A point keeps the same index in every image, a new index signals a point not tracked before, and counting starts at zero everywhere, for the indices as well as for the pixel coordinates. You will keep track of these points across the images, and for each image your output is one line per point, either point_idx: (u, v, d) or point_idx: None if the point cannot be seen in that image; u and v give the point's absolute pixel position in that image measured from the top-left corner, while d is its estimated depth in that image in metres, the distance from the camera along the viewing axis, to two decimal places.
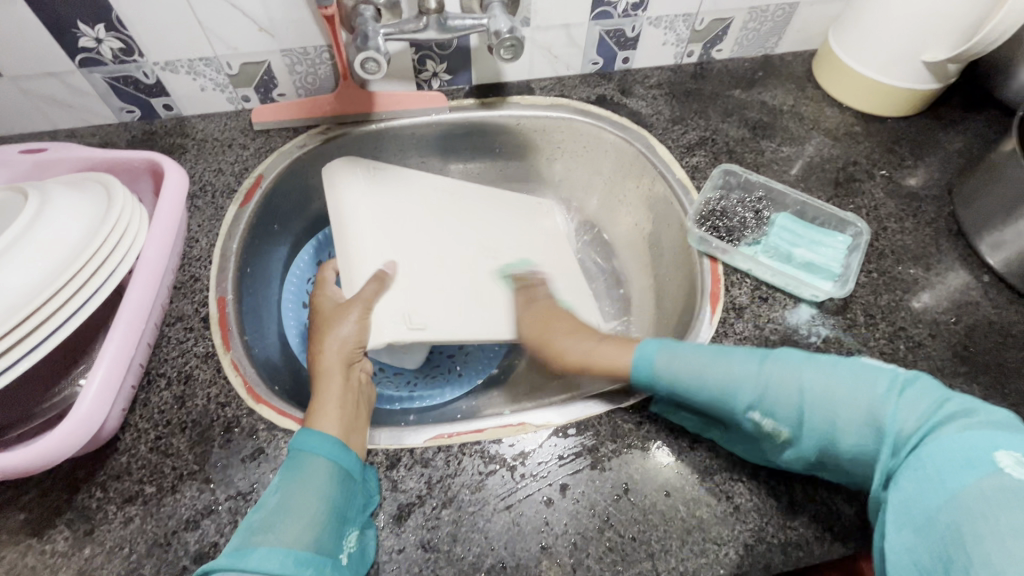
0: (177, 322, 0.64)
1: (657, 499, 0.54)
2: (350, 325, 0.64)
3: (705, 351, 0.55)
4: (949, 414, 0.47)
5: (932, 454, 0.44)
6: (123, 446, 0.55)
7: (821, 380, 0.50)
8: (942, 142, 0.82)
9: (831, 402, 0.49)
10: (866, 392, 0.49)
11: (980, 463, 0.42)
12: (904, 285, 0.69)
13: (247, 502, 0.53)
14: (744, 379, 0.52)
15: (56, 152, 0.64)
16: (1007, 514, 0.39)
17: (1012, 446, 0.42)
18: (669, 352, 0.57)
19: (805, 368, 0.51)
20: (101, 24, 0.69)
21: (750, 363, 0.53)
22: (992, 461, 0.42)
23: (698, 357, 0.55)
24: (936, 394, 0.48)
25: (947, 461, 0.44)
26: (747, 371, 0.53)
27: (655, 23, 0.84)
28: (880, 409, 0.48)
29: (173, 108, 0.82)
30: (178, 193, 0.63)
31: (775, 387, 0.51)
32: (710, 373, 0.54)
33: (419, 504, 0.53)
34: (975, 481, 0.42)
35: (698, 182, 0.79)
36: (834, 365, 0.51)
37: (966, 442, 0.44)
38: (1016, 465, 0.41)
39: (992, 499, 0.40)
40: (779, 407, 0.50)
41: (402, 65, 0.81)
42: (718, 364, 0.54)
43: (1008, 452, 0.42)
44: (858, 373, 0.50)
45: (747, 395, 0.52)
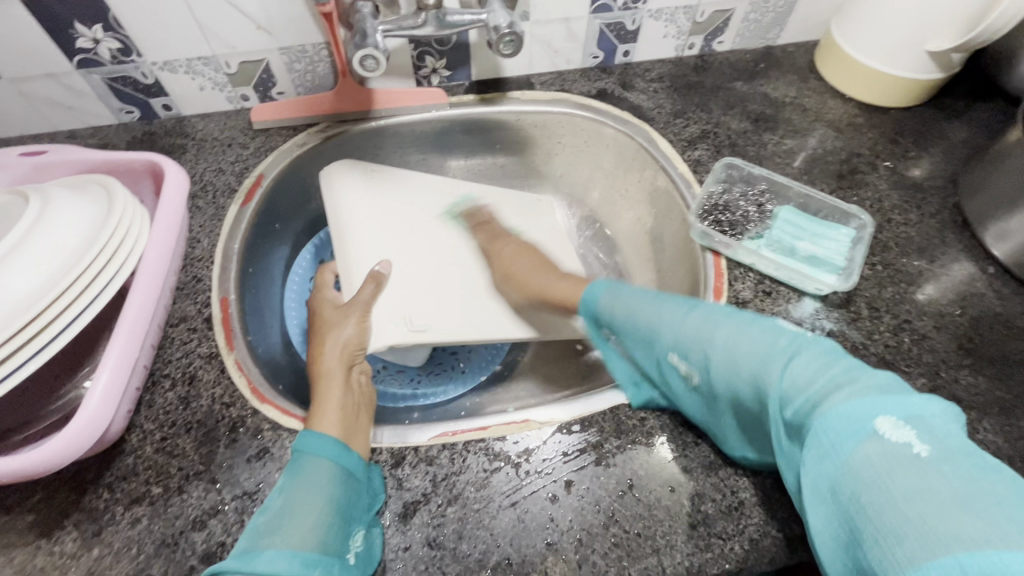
0: (180, 323, 0.64)
1: (662, 495, 0.54)
2: (350, 328, 0.64)
3: (643, 295, 0.58)
4: (834, 376, 0.45)
5: (826, 428, 0.42)
6: (128, 447, 0.56)
7: (729, 335, 0.50)
8: (946, 132, 0.82)
9: (734, 355, 0.50)
10: (764, 348, 0.48)
11: (866, 429, 0.41)
12: (908, 277, 0.69)
13: (253, 502, 0.53)
14: (669, 325, 0.54)
15: (56, 154, 0.64)
16: (899, 479, 0.38)
17: (893, 409, 0.41)
18: (615, 293, 0.60)
19: (719, 324, 0.52)
20: (99, 25, 0.69)
21: (676, 310, 0.55)
22: (874, 425, 0.41)
23: (632, 298, 0.58)
24: (826, 355, 0.47)
25: (840, 426, 0.42)
26: (671, 318, 0.55)
27: (655, 15, 0.83)
28: (774, 369, 0.47)
29: (172, 108, 0.81)
30: (178, 194, 0.63)
31: (692, 336, 0.53)
32: (642, 316, 0.57)
33: (425, 502, 0.54)
34: (862, 448, 0.40)
35: (700, 176, 0.79)
36: (749, 323, 0.51)
37: (857, 407, 0.42)
38: (895, 429, 0.40)
39: (882, 463, 0.39)
40: (692, 352, 0.52)
41: (401, 62, 0.81)
42: (648, 308, 0.56)
43: (888, 417, 0.41)
44: (763, 330, 0.50)
45: (667, 341, 0.54)
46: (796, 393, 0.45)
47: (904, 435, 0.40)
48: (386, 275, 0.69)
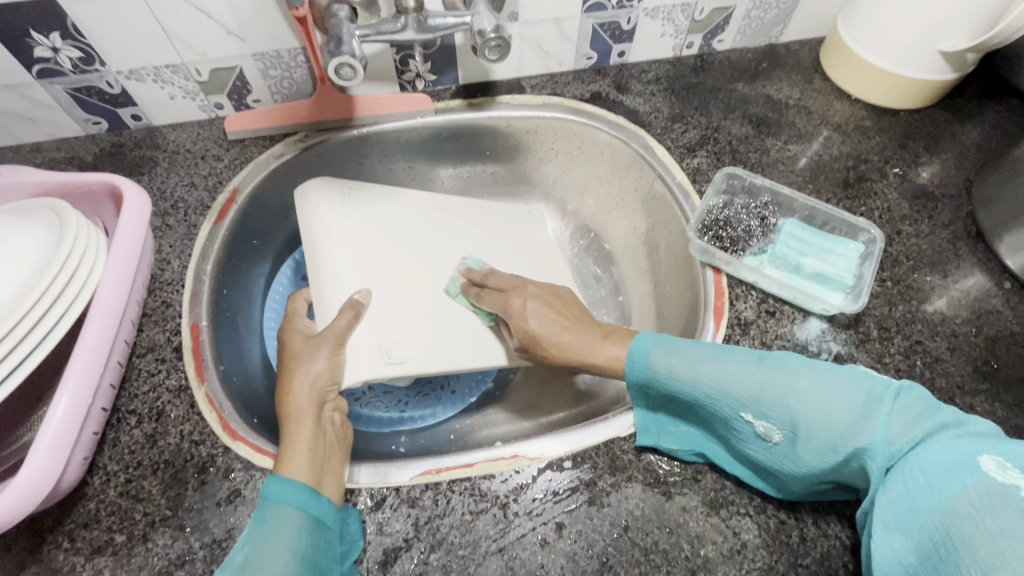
0: (148, 353, 0.60)
1: (659, 538, 0.51)
2: (321, 363, 0.60)
3: (703, 348, 0.52)
4: (935, 424, 0.42)
5: (924, 462, 0.40)
6: (90, 491, 0.52)
7: (812, 388, 0.46)
8: (959, 135, 0.78)
9: (820, 410, 0.45)
10: (859, 398, 0.45)
11: (969, 468, 0.38)
12: (919, 293, 0.65)
13: (223, 550, 0.50)
14: (738, 382, 0.49)
15: (10, 176, 0.60)
16: (997, 517, 0.34)
17: (1002, 452, 0.38)
18: (667, 347, 0.53)
19: (797, 377, 0.47)
20: (56, 32, 0.64)
21: (742, 362, 0.50)
22: (978, 466, 0.38)
23: (690, 353, 0.52)
24: (921, 403, 0.44)
25: (936, 467, 0.39)
26: (740, 373, 0.49)
27: (651, 14, 0.78)
28: (864, 423, 0.44)
29: (142, 119, 0.77)
30: (139, 221, 0.58)
31: (767, 392, 0.48)
32: (705, 373, 0.50)
33: (406, 548, 0.50)
34: (966, 487, 0.37)
35: (700, 186, 0.74)
36: (831, 373, 0.47)
37: (956, 449, 0.39)
38: (1003, 471, 0.37)
39: (980, 503, 0.36)
40: (772, 410, 0.47)
41: (382, 67, 0.76)
42: (712, 362, 0.50)
43: (992, 457, 0.38)
44: (849, 380, 0.46)
45: (737, 396, 0.49)
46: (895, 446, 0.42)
47: (1010, 475, 0.36)
48: (366, 304, 0.66)
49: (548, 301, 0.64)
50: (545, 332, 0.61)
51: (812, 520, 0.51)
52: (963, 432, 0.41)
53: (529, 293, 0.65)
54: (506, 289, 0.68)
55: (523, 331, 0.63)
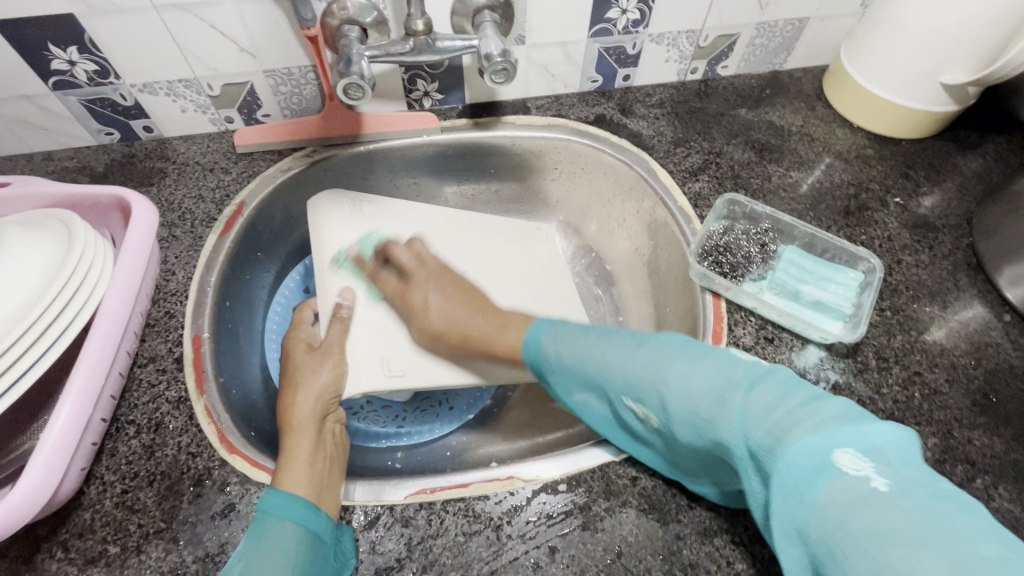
0: (149, 363, 0.61)
1: (652, 565, 0.51)
2: (324, 373, 0.62)
3: (594, 335, 0.55)
4: (788, 406, 0.39)
5: (788, 464, 0.37)
6: (86, 501, 0.53)
7: (680, 371, 0.46)
8: (960, 165, 0.78)
9: (686, 392, 0.45)
10: (720, 383, 0.44)
11: (824, 464, 0.36)
12: (918, 323, 0.65)
13: (216, 565, 0.50)
14: (617, 366, 0.51)
15: (22, 186, 0.61)
16: (865, 518, 0.33)
17: (855, 440, 0.36)
18: (556, 334, 0.57)
19: (669, 356, 0.48)
20: (74, 47, 0.66)
21: (632, 347, 0.51)
22: (835, 462, 0.35)
23: (579, 340, 0.55)
24: (777, 384, 0.42)
25: (798, 466, 0.36)
26: (617, 358, 0.51)
27: (656, 40, 0.80)
28: (726, 408, 0.42)
29: (153, 130, 0.79)
30: (145, 234, 0.59)
31: (640, 373, 0.49)
32: (590, 356, 0.53)
33: (398, 568, 0.50)
34: (824, 489, 0.35)
35: (701, 211, 0.75)
36: (704, 355, 0.47)
37: (808, 443, 0.37)
38: (856, 462, 0.35)
39: (845, 505, 0.33)
40: (649, 394, 0.48)
41: (390, 86, 0.78)
42: (597, 348, 0.53)
43: (847, 449, 0.35)
44: (717, 362, 0.45)
45: (618, 381, 0.51)
46: (753, 423, 0.40)
47: (863, 467, 0.35)
48: (365, 316, 0.68)
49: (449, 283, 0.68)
50: (445, 320, 0.64)
51: None
52: (816, 414, 0.38)
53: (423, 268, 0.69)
54: (411, 275, 0.69)
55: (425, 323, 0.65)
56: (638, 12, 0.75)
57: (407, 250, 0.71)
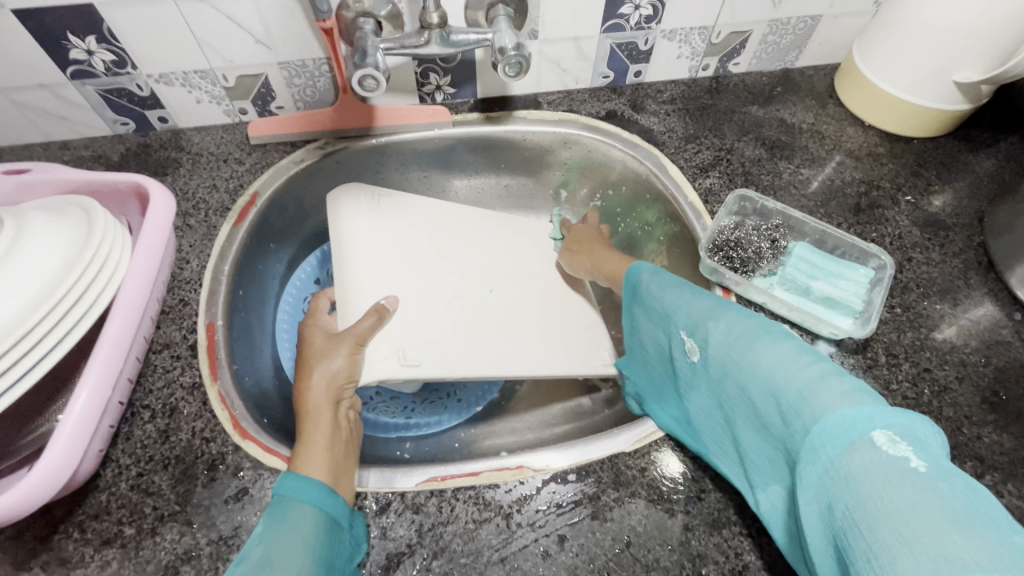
0: (164, 349, 0.61)
1: (660, 555, 0.51)
2: (340, 360, 0.61)
3: (670, 278, 0.57)
4: (821, 373, 0.42)
5: (822, 432, 0.39)
6: (103, 483, 0.53)
7: (733, 322, 0.49)
8: (972, 164, 0.78)
9: (730, 343, 0.49)
10: (769, 340, 0.46)
11: (856, 436, 0.37)
12: (928, 321, 0.65)
13: (230, 548, 0.51)
14: (685, 306, 0.54)
15: (41, 173, 0.62)
16: (891, 491, 0.34)
17: (892, 422, 0.37)
18: (639, 271, 0.61)
19: (723, 308, 0.51)
20: (93, 36, 0.67)
21: (700, 293, 0.54)
22: (870, 437, 0.37)
23: (661, 278, 0.58)
24: (813, 351, 0.44)
25: (830, 435, 0.39)
26: (687, 299, 0.54)
27: (669, 36, 0.80)
28: (769, 360, 0.45)
29: (168, 121, 0.79)
30: (163, 221, 0.60)
31: (703, 317, 0.52)
32: (663, 292, 0.57)
33: (409, 553, 0.51)
34: (855, 460, 0.37)
35: (712, 207, 0.75)
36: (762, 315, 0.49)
37: (844, 416, 0.38)
38: (893, 444, 0.36)
39: (871, 476, 0.35)
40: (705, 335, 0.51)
41: (403, 79, 0.78)
42: (666, 286, 0.57)
43: (884, 431, 0.37)
44: (766, 323, 0.48)
45: (676, 317, 0.55)
46: (786, 382, 0.43)
47: (899, 448, 0.36)
48: (391, 310, 0.68)
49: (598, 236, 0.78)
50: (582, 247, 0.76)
51: None
52: (854, 390, 0.40)
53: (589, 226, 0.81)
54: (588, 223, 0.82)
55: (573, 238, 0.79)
56: (651, 8, 0.75)
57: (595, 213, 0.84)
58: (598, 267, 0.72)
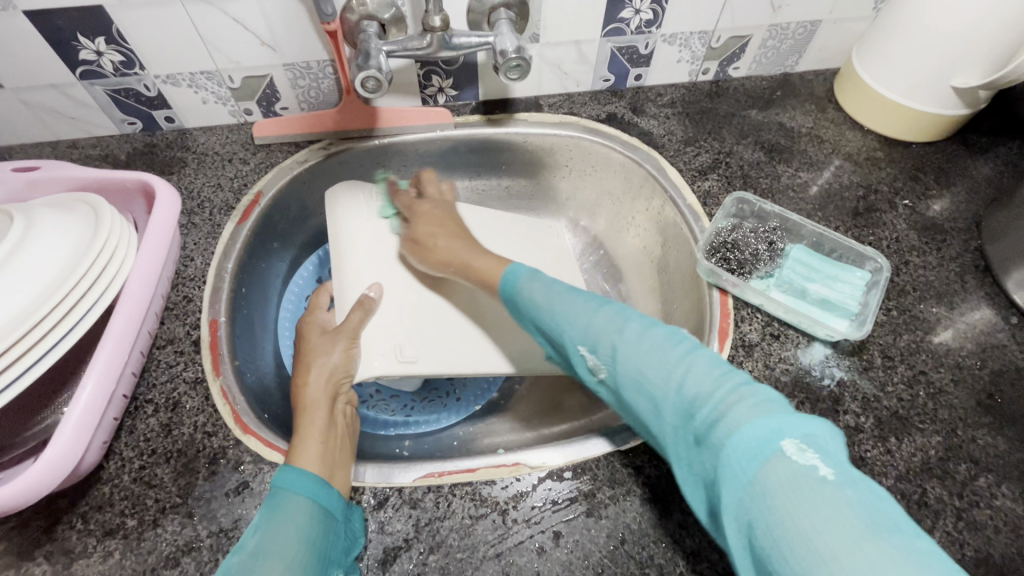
0: (167, 345, 0.62)
1: (655, 552, 0.51)
2: (336, 355, 0.63)
3: (559, 287, 0.55)
4: (731, 385, 0.42)
5: (733, 446, 0.39)
6: (106, 475, 0.54)
7: (638, 336, 0.48)
8: (970, 169, 0.79)
9: (638, 359, 0.47)
10: (669, 353, 0.46)
11: (766, 449, 0.38)
12: (924, 324, 0.66)
13: (230, 540, 0.51)
14: (579, 317, 0.52)
15: (49, 170, 0.63)
16: (806, 503, 0.35)
17: (797, 430, 0.38)
18: (535, 276, 0.58)
19: (625, 321, 0.49)
20: (101, 37, 0.68)
21: (591, 302, 0.52)
22: (779, 448, 0.38)
23: (551, 287, 0.55)
24: (717, 364, 0.45)
25: (743, 449, 0.39)
26: (582, 310, 0.52)
27: (669, 40, 0.81)
28: (676, 374, 0.45)
29: (175, 121, 0.81)
30: (168, 218, 0.61)
31: (599, 329, 0.50)
32: (556, 302, 0.54)
33: (406, 548, 0.51)
34: (766, 473, 0.37)
35: (710, 209, 0.76)
36: (654, 325, 0.49)
37: (754, 429, 0.39)
38: (801, 453, 0.37)
39: (785, 488, 0.36)
40: (603, 349, 0.49)
41: (406, 81, 0.79)
42: (562, 299, 0.54)
43: (793, 439, 0.38)
44: (665, 335, 0.48)
45: (574, 332, 0.51)
46: (698, 397, 0.43)
47: (808, 457, 0.37)
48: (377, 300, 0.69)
49: (442, 220, 0.71)
50: (438, 243, 0.69)
51: None
52: (757, 400, 0.41)
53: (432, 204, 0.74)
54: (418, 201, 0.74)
55: (416, 233, 0.71)
56: (652, 12, 0.76)
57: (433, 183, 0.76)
58: (468, 271, 0.66)
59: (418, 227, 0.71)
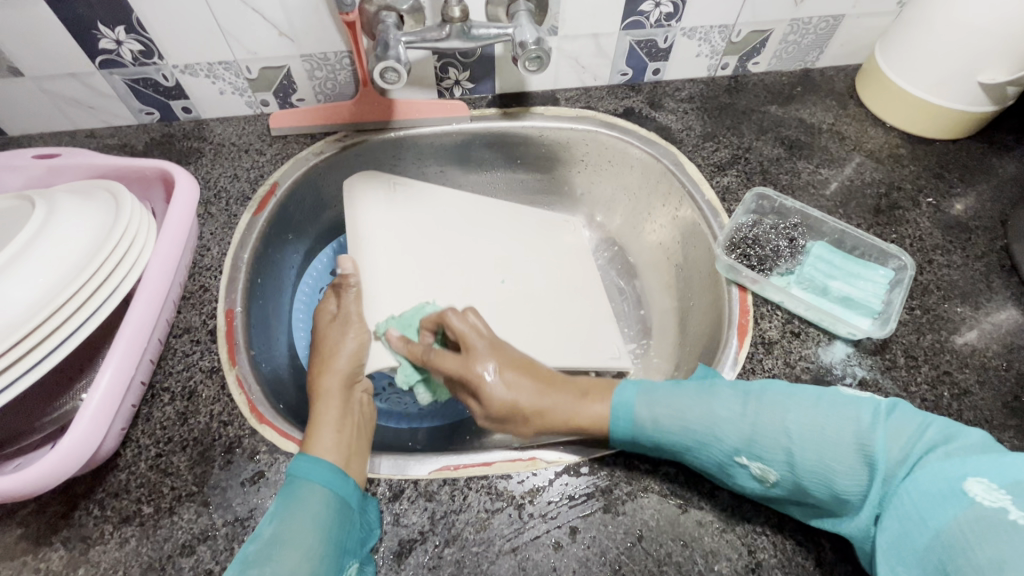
0: (184, 334, 0.62)
1: (673, 550, 0.51)
2: (350, 344, 0.63)
3: (689, 391, 0.53)
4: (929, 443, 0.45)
5: (913, 488, 0.43)
6: (123, 462, 0.54)
7: (808, 421, 0.48)
8: (995, 167, 0.77)
9: (816, 446, 0.47)
10: (847, 423, 0.47)
11: (957, 496, 0.41)
12: (949, 324, 0.64)
13: (245, 529, 0.51)
14: (730, 425, 0.50)
15: (69, 158, 0.64)
16: (1003, 542, 0.38)
17: (987, 471, 0.41)
18: (649, 396, 0.54)
19: (786, 404, 0.49)
20: (122, 27, 0.68)
21: (734, 400, 0.51)
22: (968, 491, 0.41)
23: (677, 401, 0.52)
24: (909, 422, 0.46)
25: (931, 493, 0.42)
26: (729, 414, 0.50)
27: (688, 34, 0.80)
28: (864, 439, 0.46)
29: (191, 111, 0.81)
30: (187, 205, 0.61)
31: (761, 430, 0.48)
32: (692, 415, 0.51)
33: (421, 540, 0.51)
34: (957, 515, 0.41)
35: (729, 205, 0.75)
36: (817, 401, 0.49)
37: (946, 473, 0.42)
38: (989, 492, 0.41)
39: (976, 530, 0.39)
40: (768, 451, 0.48)
41: (424, 73, 0.79)
42: (698, 406, 0.51)
43: (980, 480, 0.41)
44: (838, 407, 0.48)
45: (730, 440, 0.49)
46: (888, 459, 0.45)
47: (998, 497, 0.40)
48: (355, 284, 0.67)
49: (519, 367, 0.59)
50: (524, 402, 0.56)
51: (829, 545, 0.51)
52: (950, 451, 0.44)
53: (477, 347, 0.59)
54: (467, 351, 0.59)
55: (499, 404, 0.57)
56: (672, 5, 0.75)
57: (463, 322, 0.61)
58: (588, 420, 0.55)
59: (489, 390, 0.57)
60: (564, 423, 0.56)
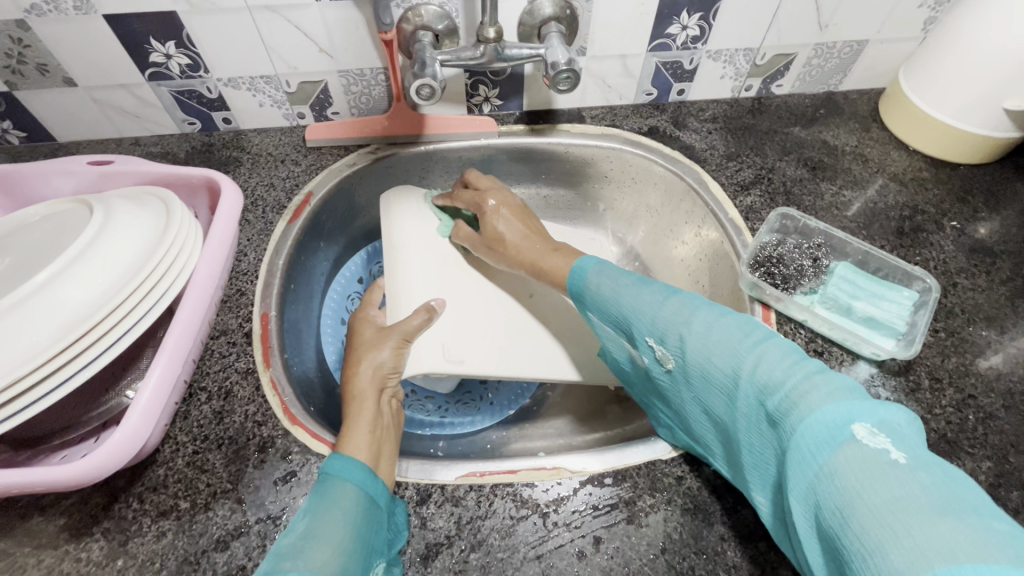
0: (221, 335, 0.65)
1: (695, 563, 0.51)
2: (386, 352, 0.64)
3: (627, 278, 0.58)
4: (803, 373, 0.42)
5: (802, 432, 0.39)
6: (161, 458, 0.56)
7: (706, 325, 0.49)
8: (1020, 193, 0.77)
9: (709, 350, 0.48)
10: (738, 341, 0.47)
11: (837, 434, 0.38)
12: (973, 347, 0.65)
13: (277, 527, 0.53)
14: (646, 310, 0.54)
15: (121, 165, 0.67)
16: (879, 483, 0.34)
17: (867, 415, 0.38)
18: (601, 271, 0.61)
19: (695, 313, 0.51)
20: (172, 41, 0.71)
21: (658, 294, 0.54)
22: (851, 432, 0.38)
23: (617, 280, 0.58)
24: (792, 351, 0.44)
25: (813, 434, 0.39)
26: (650, 302, 0.54)
27: (714, 56, 0.82)
28: (748, 358, 0.46)
29: (231, 122, 0.84)
30: (232, 212, 0.65)
31: (667, 320, 0.52)
32: (623, 295, 0.56)
33: (448, 544, 0.52)
34: (837, 453, 0.37)
35: (753, 224, 0.76)
36: (722, 316, 0.50)
37: (827, 414, 0.39)
38: (873, 436, 0.37)
39: (855, 469, 0.36)
40: (669, 337, 0.52)
41: (456, 90, 0.82)
42: (631, 289, 0.56)
43: (864, 424, 0.38)
44: (739, 323, 0.48)
45: (645, 322, 0.54)
46: (773, 384, 0.43)
47: (880, 441, 0.36)
48: (440, 312, 0.71)
49: (521, 214, 0.73)
50: (512, 238, 0.71)
51: None
52: (826, 382, 0.41)
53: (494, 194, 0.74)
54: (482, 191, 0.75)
55: (491, 230, 0.72)
56: (699, 29, 0.77)
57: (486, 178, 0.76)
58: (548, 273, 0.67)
59: (489, 225, 0.72)
60: (532, 268, 0.69)
